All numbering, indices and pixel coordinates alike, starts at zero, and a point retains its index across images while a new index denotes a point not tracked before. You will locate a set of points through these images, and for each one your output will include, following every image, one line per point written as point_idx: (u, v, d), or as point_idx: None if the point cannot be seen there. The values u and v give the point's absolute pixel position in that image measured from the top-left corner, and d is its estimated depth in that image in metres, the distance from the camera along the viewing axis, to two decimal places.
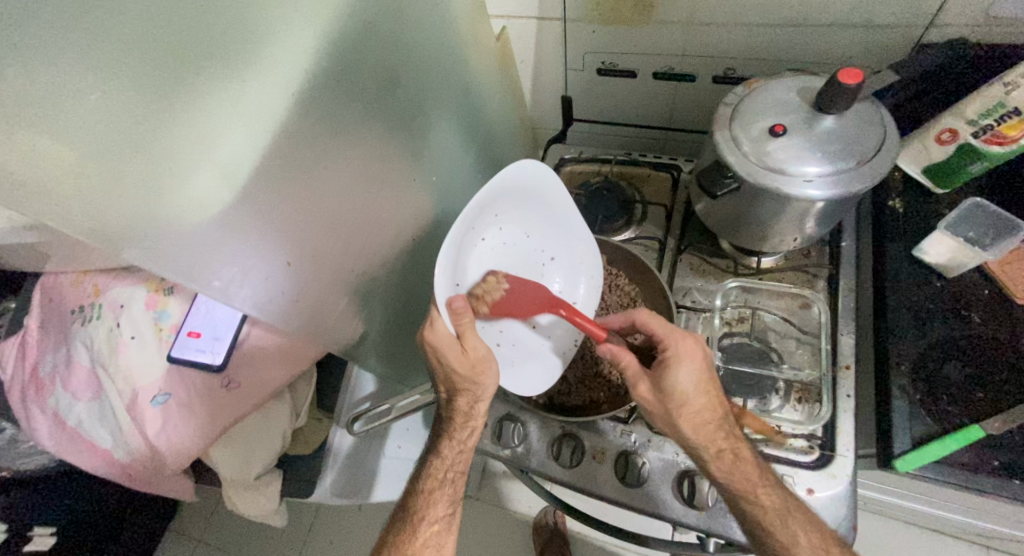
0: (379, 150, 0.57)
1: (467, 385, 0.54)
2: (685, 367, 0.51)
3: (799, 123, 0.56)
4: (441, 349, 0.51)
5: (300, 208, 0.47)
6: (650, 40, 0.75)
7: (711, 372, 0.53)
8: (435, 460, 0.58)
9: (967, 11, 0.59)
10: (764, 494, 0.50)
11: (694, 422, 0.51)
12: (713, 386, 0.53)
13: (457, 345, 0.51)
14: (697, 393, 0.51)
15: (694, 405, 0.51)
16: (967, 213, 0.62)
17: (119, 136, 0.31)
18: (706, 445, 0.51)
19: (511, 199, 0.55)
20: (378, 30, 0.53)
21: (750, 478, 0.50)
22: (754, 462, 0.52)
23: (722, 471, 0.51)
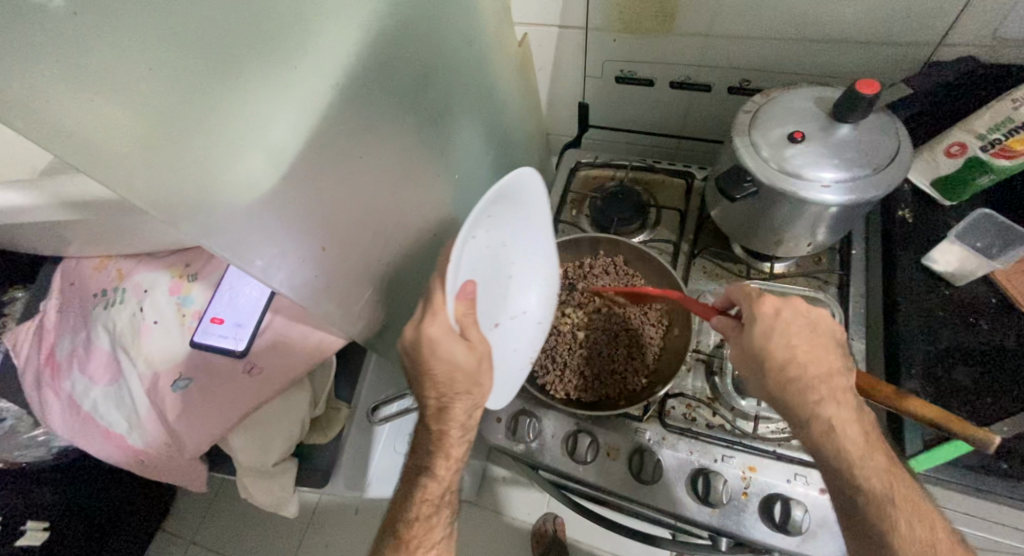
0: (409, 143, 0.58)
1: (464, 385, 0.49)
2: (786, 324, 0.49)
3: (821, 130, 0.57)
4: (445, 344, 0.46)
5: (336, 196, 0.48)
6: (669, 50, 0.78)
7: (817, 331, 0.50)
8: (432, 480, 0.54)
9: (975, 31, 0.62)
10: (868, 460, 0.46)
11: (786, 375, 0.48)
12: (819, 342, 0.50)
13: (459, 341, 0.47)
14: (795, 346, 0.49)
15: (785, 357, 0.49)
16: (976, 223, 0.64)
17: (183, 114, 0.32)
18: (801, 394, 0.48)
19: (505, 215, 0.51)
20: (416, 28, 0.55)
21: (858, 447, 0.46)
22: (863, 429, 0.47)
23: (822, 429, 0.47)
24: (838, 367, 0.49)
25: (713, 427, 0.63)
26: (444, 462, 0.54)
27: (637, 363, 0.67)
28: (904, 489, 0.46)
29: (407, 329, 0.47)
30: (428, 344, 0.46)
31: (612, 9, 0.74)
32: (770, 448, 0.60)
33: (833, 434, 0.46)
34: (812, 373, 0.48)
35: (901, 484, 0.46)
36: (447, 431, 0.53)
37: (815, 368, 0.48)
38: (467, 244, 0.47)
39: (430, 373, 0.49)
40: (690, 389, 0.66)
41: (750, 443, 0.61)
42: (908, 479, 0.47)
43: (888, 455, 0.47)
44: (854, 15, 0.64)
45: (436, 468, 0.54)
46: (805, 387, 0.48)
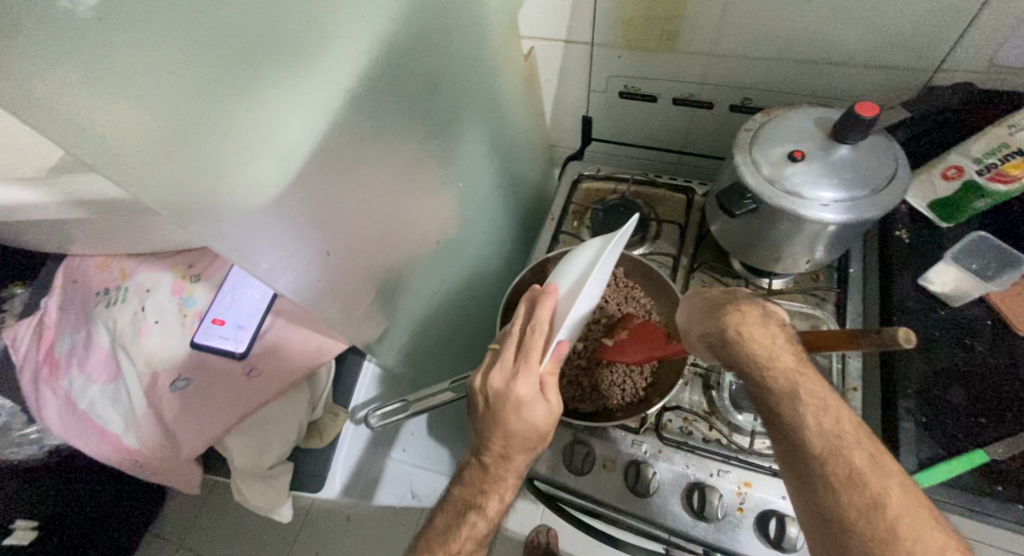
0: (413, 152, 0.59)
1: (534, 444, 0.50)
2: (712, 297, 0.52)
3: (820, 150, 0.58)
4: (531, 406, 0.47)
5: (342, 201, 0.49)
6: (672, 68, 0.79)
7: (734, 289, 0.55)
8: (481, 517, 0.51)
9: (971, 58, 0.63)
10: (777, 359, 0.46)
11: (702, 307, 0.53)
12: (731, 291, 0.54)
13: (543, 402, 0.48)
14: (710, 292, 0.54)
15: (704, 296, 0.54)
16: (971, 245, 0.65)
17: (196, 116, 0.33)
18: (712, 312, 0.51)
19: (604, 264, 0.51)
20: (426, 40, 0.56)
21: (764, 347, 0.46)
22: (771, 333, 0.47)
23: (733, 337, 0.47)
24: (743, 293, 0.51)
25: (709, 441, 0.63)
26: (497, 501, 0.52)
27: (635, 375, 0.68)
28: (816, 389, 0.45)
29: (497, 379, 0.48)
30: (516, 401, 0.47)
31: (616, 27, 0.76)
32: (766, 464, 0.60)
33: (740, 338, 0.47)
34: (721, 296, 0.52)
35: (809, 381, 0.45)
36: (503, 477, 0.52)
37: (720, 293, 0.53)
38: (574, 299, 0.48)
39: (502, 429, 0.48)
40: (687, 403, 0.66)
41: (747, 459, 0.61)
42: (820, 379, 0.46)
43: (800, 358, 0.46)
44: (852, 40, 0.66)
45: (484, 502, 0.52)
46: (715, 307, 0.51)
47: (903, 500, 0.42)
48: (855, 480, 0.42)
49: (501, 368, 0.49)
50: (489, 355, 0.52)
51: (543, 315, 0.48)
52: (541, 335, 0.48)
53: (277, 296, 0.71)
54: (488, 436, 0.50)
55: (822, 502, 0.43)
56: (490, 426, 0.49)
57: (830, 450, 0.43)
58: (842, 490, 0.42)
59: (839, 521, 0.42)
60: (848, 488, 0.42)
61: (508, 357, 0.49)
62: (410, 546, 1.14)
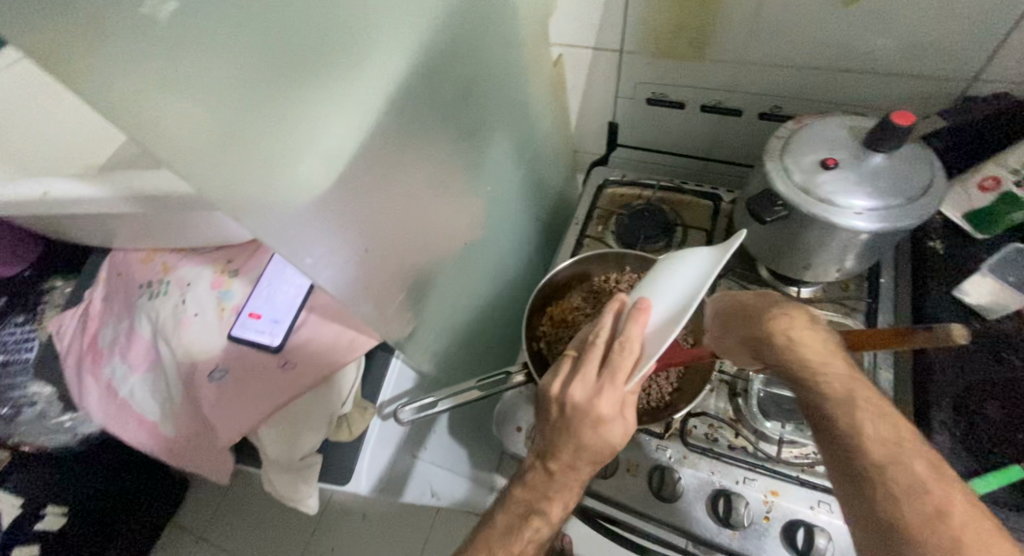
0: (446, 154, 0.61)
1: (602, 456, 0.51)
2: (759, 304, 0.54)
3: (853, 159, 0.58)
4: (610, 425, 0.48)
5: (380, 202, 0.51)
6: (702, 75, 0.80)
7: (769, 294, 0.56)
8: (543, 523, 0.53)
9: (1009, 67, 0.62)
10: (829, 365, 0.47)
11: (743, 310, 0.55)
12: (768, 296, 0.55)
13: (621, 420, 0.49)
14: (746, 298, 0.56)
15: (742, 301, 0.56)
16: (1010, 257, 0.63)
17: (253, 117, 0.34)
18: (754, 317, 0.53)
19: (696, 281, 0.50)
20: (462, 46, 0.58)
21: (815, 352, 0.48)
22: (819, 338, 0.49)
23: (783, 340, 0.49)
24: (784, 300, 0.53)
25: (735, 448, 0.63)
26: (559, 508, 0.53)
27: (660, 381, 0.68)
28: (870, 395, 0.45)
29: (576, 391, 0.48)
30: (596, 418, 0.47)
31: (647, 34, 0.76)
32: (794, 474, 0.60)
33: (790, 343, 0.48)
34: (762, 301, 0.54)
35: (861, 387, 0.46)
36: (569, 486, 0.52)
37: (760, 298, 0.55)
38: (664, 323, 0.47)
39: (576, 439, 0.49)
40: (714, 410, 0.66)
41: (773, 467, 0.60)
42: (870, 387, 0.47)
43: (850, 364, 0.48)
44: (887, 49, 0.66)
45: (547, 508, 0.53)
46: (757, 311, 0.53)
47: (967, 512, 0.39)
48: (918, 487, 0.40)
49: (582, 381, 0.49)
50: (564, 362, 0.52)
51: (633, 334, 0.47)
52: (628, 356, 0.47)
53: (311, 292, 0.73)
54: (557, 443, 0.50)
55: (881, 513, 0.41)
56: (562, 436, 0.50)
57: (890, 457, 0.42)
58: (904, 498, 0.40)
59: (902, 535, 0.39)
60: (905, 492, 0.40)
61: (590, 370, 0.49)
62: (425, 546, 1.16)
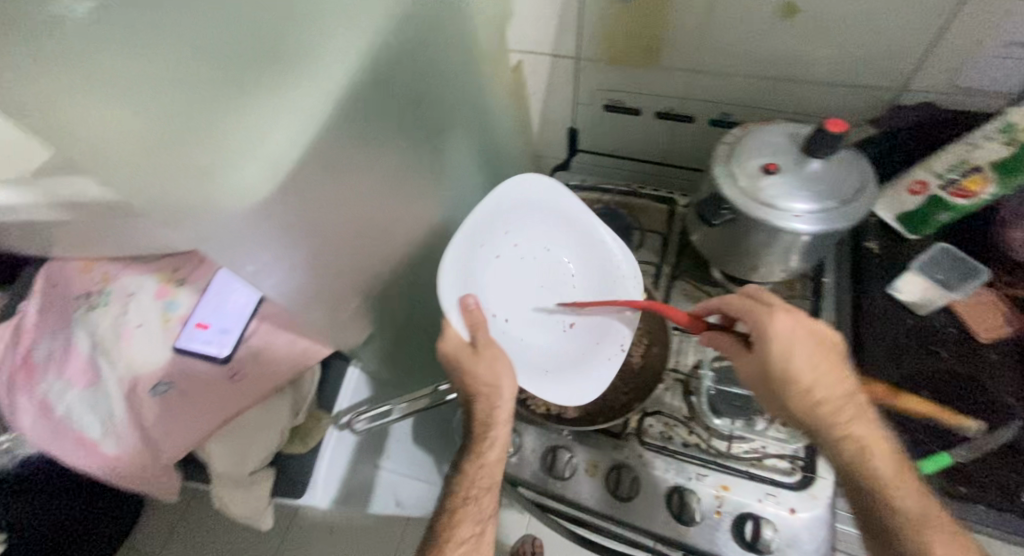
0: (400, 158, 0.61)
1: (486, 394, 0.59)
2: (790, 334, 0.52)
3: (794, 164, 0.61)
4: (458, 356, 0.58)
5: (328, 208, 0.50)
6: (655, 83, 0.82)
7: (828, 348, 0.54)
8: (470, 466, 0.59)
9: (935, 79, 0.66)
10: (902, 487, 0.51)
11: (807, 389, 0.53)
12: (830, 359, 0.54)
13: (471, 355, 0.58)
14: (809, 366, 0.53)
15: (807, 377, 0.53)
16: (936, 256, 0.68)
17: (183, 121, 0.33)
18: (828, 417, 0.53)
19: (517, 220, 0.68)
20: (412, 50, 0.58)
21: (897, 475, 0.51)
22: (890, 456, 0.52)
23: (857, 450, 0.52)
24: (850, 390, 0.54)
25: (689, 445, 0.64)
26: (489, 467, 0.59)
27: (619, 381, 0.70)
28: (935, 513, 0.50)
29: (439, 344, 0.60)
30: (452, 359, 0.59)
31: (601, 41, 0.78)
32: (744, 467, 0.62)
33: (863, 457, 0.52)
34: (830, 390, 0.53)
35: (926, 503, 0.50)
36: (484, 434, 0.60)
37: (833, 382, 0.53)
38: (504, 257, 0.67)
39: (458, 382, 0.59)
40: (669, 409, 0.67)
41: (724, 463, 0.62)
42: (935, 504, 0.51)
43: (915, 481, 0.52)
44: (827, 60, 0.69)
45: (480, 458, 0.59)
46: (828, 406, 0.53)
47: None
48: None
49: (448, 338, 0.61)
50: None
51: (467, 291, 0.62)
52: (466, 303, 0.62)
53: (263, 300, 0.72)
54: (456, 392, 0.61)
55: None
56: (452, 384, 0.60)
57: None
58: None
59: None
60: None
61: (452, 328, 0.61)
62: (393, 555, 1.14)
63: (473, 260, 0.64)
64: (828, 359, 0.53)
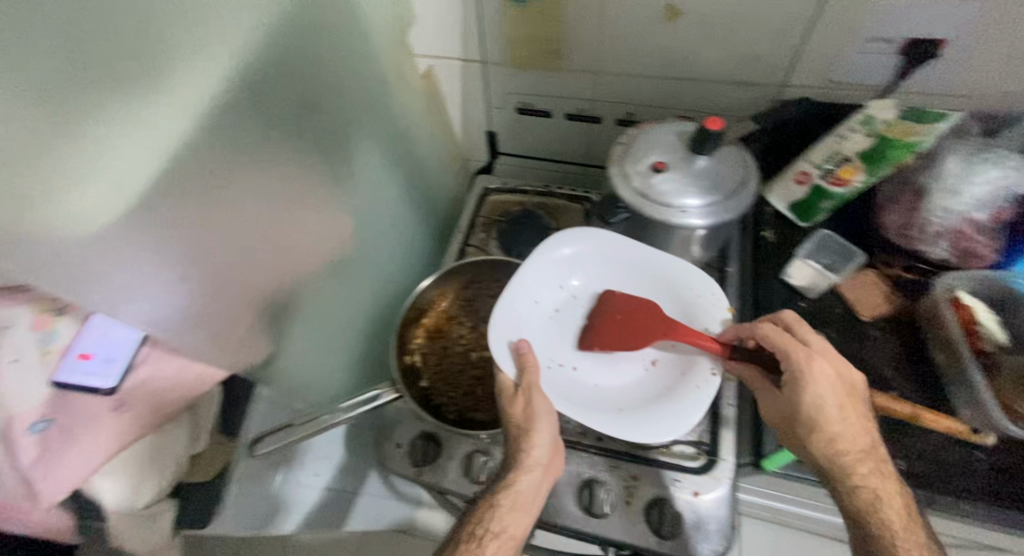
0: (288, 170, 0.59)
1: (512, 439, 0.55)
2: (824, 379, 0.51)
3: (679, 161, 0.64)
4: (502, 394, 0.57)
5: (201, 226, 0.49)
6: (562, 84, 0.83)
7: (858, 398, 0.52)
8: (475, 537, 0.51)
9: (813, 76, 0.70)
10: (910, 538, 0.49)
11: (836, 435, 0.51)
12: (858, 406, 0.52)
13: (514, 395, 0.56)
14: (839, 408, 0.51)
15: (840, 421, 0.51)
16: (823, 241, 0.73)
17: (11, 144, 0.31)
18: (852, 460, 0.51)
19: (574, 262, 0.68)
20: (293, 59, 0.56)
21: (907, 525, 0.49)
22: (905, 511, 0.50)
23: (869, 498, 0.50)
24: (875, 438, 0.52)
25: (603, 440, 0.65)
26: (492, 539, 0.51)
27: None
28: None
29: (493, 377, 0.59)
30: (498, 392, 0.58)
31: (504, 44, 0.78)
32: (652, 456, 0.63)
33: (876, 507, 0.50)
34: (860, 435, 0.52)
35: None
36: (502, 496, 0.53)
37: (863, 427, 0.52)
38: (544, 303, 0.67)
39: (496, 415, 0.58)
40: None
41: (636, 452, 0.64)
42: None
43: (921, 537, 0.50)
44: (716, 60, 0.72)
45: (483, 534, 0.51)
46: (853, 449, 0.51)
47: None
48: None
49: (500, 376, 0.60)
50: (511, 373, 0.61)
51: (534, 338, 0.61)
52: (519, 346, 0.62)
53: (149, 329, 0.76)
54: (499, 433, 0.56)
55: None
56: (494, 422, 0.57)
57: None
58: None
59: None
60: None
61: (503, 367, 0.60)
62: None
63: (525, 315, 0.64)
64: (855, 405, 0.52)
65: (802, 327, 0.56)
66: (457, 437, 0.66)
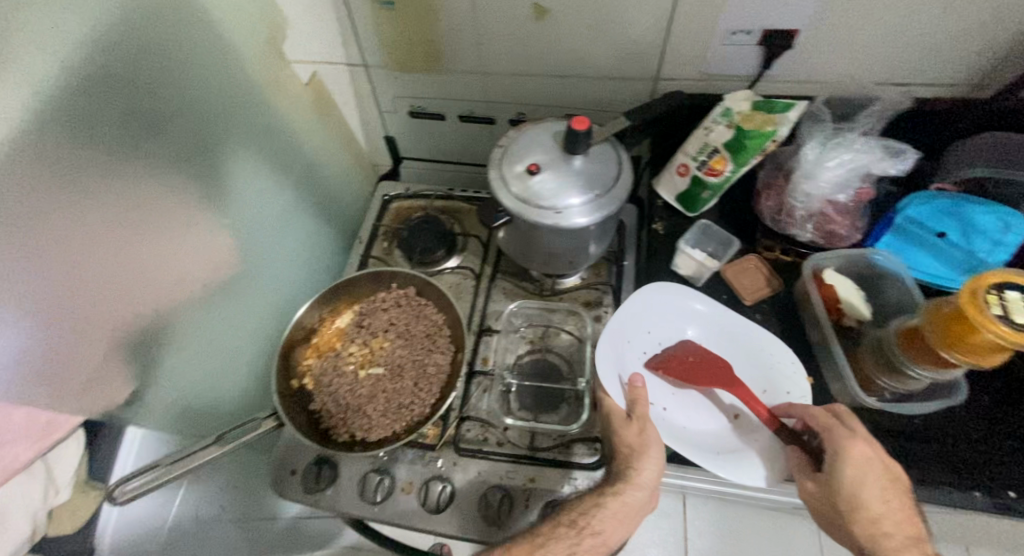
0: (133, 194, 0.55)
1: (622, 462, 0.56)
2: (868, 467, 0.50)
3: (553, 161, 0.63)
4: (615, 420, 0.59)
5: (16, 263, 0.45)
6: (448, 87, 0.82)
7: (899, 486, 0.51)
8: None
9: (684, 69, 0.72)
10: None
11: (874, 517, 0.50)
12: (901, 495, 0.50)
13: (629, 425, 0.57)
14: (879, 494, 0.50)
15: (877, 506, 0.49)
16: (701, 232, 0.74)
17: None
18: (876, 542, 0.49)
19: (658, 312, 0.69)
20: (118, 76, 0.53)
21: None
22: None
23: None
24: (914, 532, 0.49)
25: (502, 444, 0.65)
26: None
27: (420, 394, 0.67)
28: None
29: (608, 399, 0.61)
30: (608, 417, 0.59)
31: (381, 48, 0.76)
32: (549, 457, 0.64)
33: None
34: (894, 518, 0.50)
35: None
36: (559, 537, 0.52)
37: (898, 512, 0.50)
38: (637, 346, 0.68)
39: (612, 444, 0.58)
40: (482, 410, 0.68)
41: (534, 456, 0.64)
42: None
43: None
44: (591, 58, 0.72)
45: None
46: (883, 533, 0.49)
47: None
48: None
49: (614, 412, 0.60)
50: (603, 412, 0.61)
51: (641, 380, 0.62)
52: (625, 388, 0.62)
53: None
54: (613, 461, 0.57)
55: None
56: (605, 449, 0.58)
57: None
58: None
59: None
60: None
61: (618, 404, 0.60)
62: None
63: (622, 354, 0.66)
64: (898, 492, 0.50)
65: (850, 418, 0.53)
66: (353, 458, 0.65)
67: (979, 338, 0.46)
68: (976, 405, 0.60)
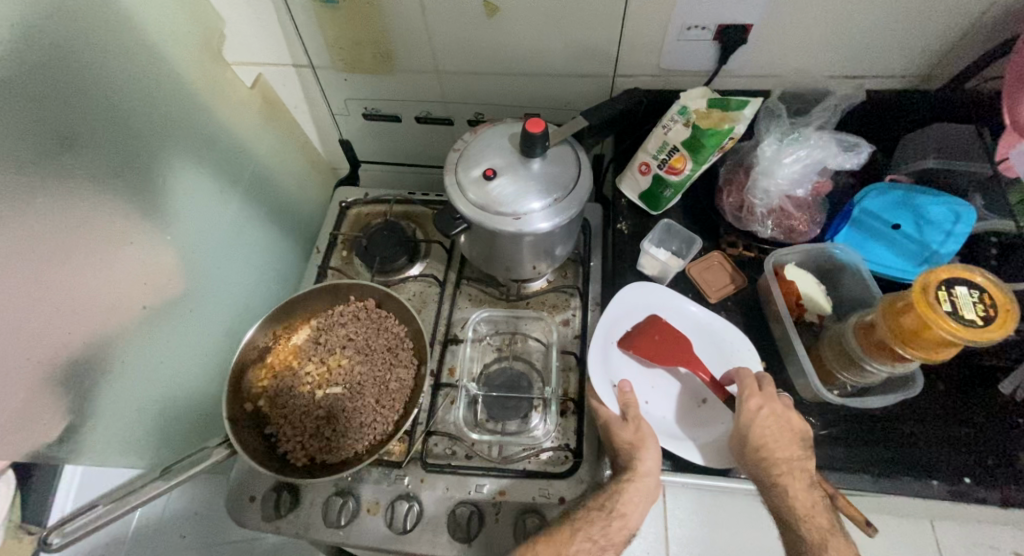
0: (51, 216, 0.50)
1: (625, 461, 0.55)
2: (759, 413, 0.54)
3: (509, 165, 0.61)
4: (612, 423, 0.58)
5: None
6: (402, 88, 0.79)
7: (794, 431, 0.54)
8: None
9: (642, 66, 0.71)
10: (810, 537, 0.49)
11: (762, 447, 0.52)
12: (793, 436, 0.54)
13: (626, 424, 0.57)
14: (773, 433, 0.53)
15: (766, 438, 0.53)
16: (662, 233, 0.73)
17: None
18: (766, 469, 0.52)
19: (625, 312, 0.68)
20: (27, 87, 0.48)
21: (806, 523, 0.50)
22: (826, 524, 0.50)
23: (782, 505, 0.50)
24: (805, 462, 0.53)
25: (471, 457, 0.63)
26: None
27: (382, 411, 0.64)
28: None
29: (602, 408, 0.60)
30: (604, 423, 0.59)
31: (328, 49, 0.73)
32: (519, 468, 0.62)
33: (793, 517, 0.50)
34: (786, 452, 0.53)
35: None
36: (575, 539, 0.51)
37: (788, 446, 0.53)
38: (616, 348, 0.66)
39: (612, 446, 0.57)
40: (449, 423, 0.66)
41: (503, 468, 0.62)
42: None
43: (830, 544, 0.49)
44: (547, 56, 0.70)
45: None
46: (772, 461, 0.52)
47: None
48: None
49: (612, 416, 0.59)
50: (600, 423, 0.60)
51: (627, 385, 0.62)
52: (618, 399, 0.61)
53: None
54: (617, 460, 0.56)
55: None
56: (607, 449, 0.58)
57: None
58: None
59: None
60: None
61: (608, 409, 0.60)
62: None
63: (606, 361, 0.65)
64: (788, 436, 0.53)
65: (763, 380, 0.58)
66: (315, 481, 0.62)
67: (931, 334, 0.47)
68: (933, 393, 0.61)
